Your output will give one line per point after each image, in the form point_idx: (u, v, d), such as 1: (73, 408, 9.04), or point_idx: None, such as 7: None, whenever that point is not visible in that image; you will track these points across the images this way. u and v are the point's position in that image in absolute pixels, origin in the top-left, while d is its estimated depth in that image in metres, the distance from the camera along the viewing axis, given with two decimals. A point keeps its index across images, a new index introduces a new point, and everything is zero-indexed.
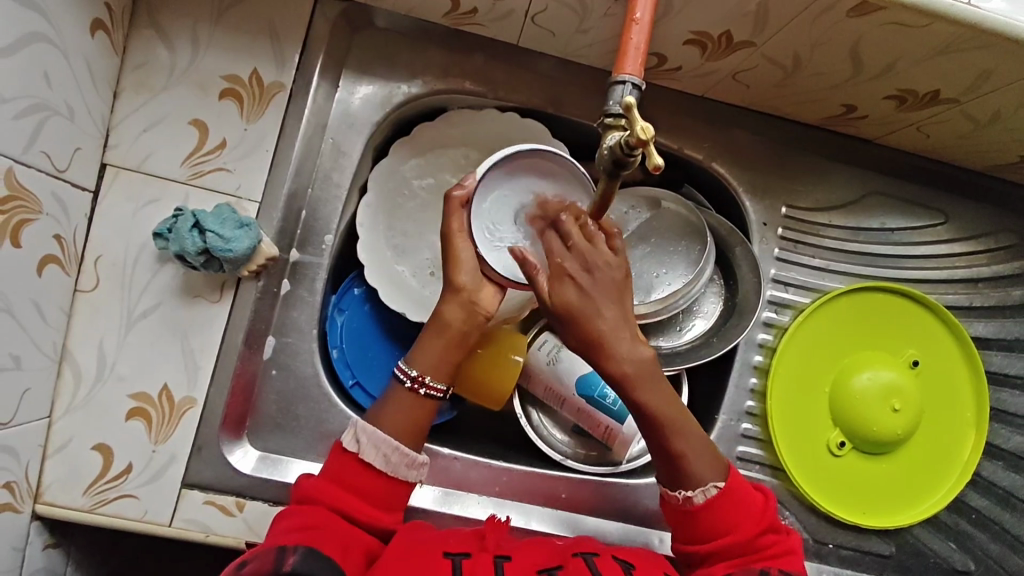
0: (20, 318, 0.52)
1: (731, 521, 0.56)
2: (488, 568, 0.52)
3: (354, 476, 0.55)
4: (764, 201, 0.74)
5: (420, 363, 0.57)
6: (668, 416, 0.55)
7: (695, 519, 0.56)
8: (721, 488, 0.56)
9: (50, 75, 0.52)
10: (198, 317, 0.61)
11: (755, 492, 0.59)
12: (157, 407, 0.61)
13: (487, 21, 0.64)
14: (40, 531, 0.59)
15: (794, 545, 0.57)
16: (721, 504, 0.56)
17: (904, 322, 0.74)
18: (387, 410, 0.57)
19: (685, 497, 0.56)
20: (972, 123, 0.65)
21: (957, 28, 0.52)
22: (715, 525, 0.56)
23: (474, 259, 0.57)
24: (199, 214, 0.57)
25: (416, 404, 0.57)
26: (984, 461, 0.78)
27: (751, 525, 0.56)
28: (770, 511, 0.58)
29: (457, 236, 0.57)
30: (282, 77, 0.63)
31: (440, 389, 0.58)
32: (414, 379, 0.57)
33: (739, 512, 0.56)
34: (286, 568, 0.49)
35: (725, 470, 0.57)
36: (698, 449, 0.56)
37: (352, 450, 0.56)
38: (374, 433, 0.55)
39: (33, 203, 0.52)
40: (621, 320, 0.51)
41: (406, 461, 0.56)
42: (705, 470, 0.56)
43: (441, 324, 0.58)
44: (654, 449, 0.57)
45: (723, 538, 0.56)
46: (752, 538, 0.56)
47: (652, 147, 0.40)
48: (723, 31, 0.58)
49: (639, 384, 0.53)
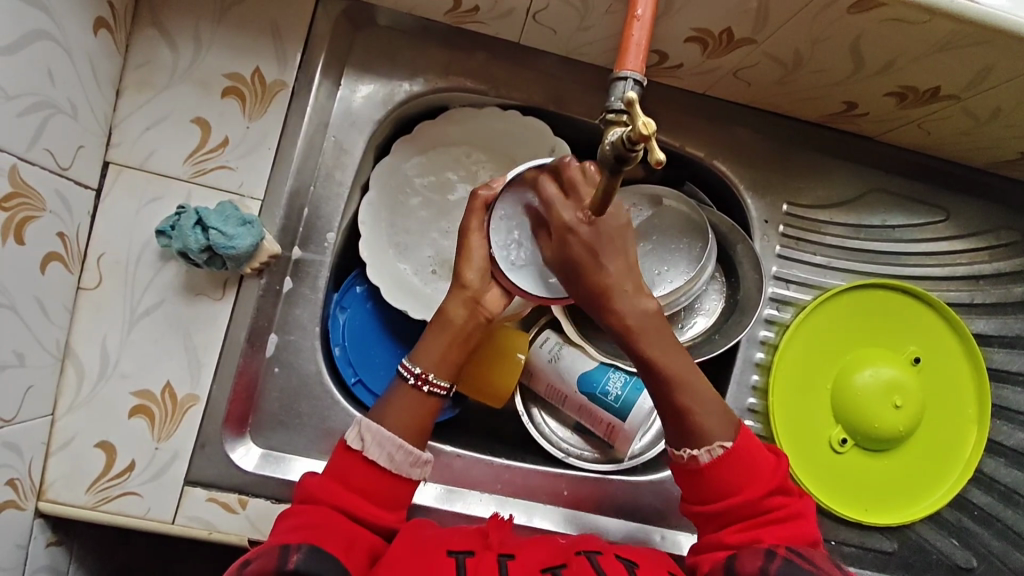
0: (23, 315, 0.53)
1: (738, 481, 0.55)
2: (491, 567, 0.52)
3: (356, 475, 0.55)
4: (765, 199, 0.74)
5: (424, 359, 0.58)
6: (673, 369, 0.55)
7: (702, 479, 0.56)
8: (728, 448, 0.55)
9: (53, 73, 0.52)
10: (200, 315, 0.61)
11: (767, 453, 0.57)
12: (160, 405, 0.61)
13: (488, 19, 0.64)
14: (42, 529, 0.59)
15: (803, 510, 0.56)
16: (729, 464, 0.55)
17: (907, 319, 0.75)
18: (390, 407, 0.57)
19: (690, 456, 0.56)
20: (972, 120, 0.65)
21: (957, 24, 0.52)
22: (722, 485, 0.55)
23: (484, 258, 0.58)
24: (202, 212, 0.57)
25: (418, 402, 0.57)
26: (986, 458, 0.78)
27: (758, 485, 0.55)
28: (780, 474, 0.56)
29: (473, 233, 0.58)
30: (284, 75, 0.63)
31: (443, 387, 0.58)
32: (417, 376, 0.57)
33: (747, 472, 0.55)
34: (289, 567, 0.49)
35: (733, 430, 0.56)
36: (708, 407, 0.56)
37: (357, 448, 0.56)
38: (378, 430, 0.55)
39: (37, 200, 0.52)
40: (626, 271, 0.54)
41: (411, 459, 0.56)
42: (713, 429, 0.56)
43: (444, 320, 0.58)
44: (661, 402, 0.57)
45: (729, 498, 0.55)
46: (759, 499, 0.55)
47: (654, 142, 0.40)
48: (724, 28, 0.58)
49: (644, 335, 0.55)
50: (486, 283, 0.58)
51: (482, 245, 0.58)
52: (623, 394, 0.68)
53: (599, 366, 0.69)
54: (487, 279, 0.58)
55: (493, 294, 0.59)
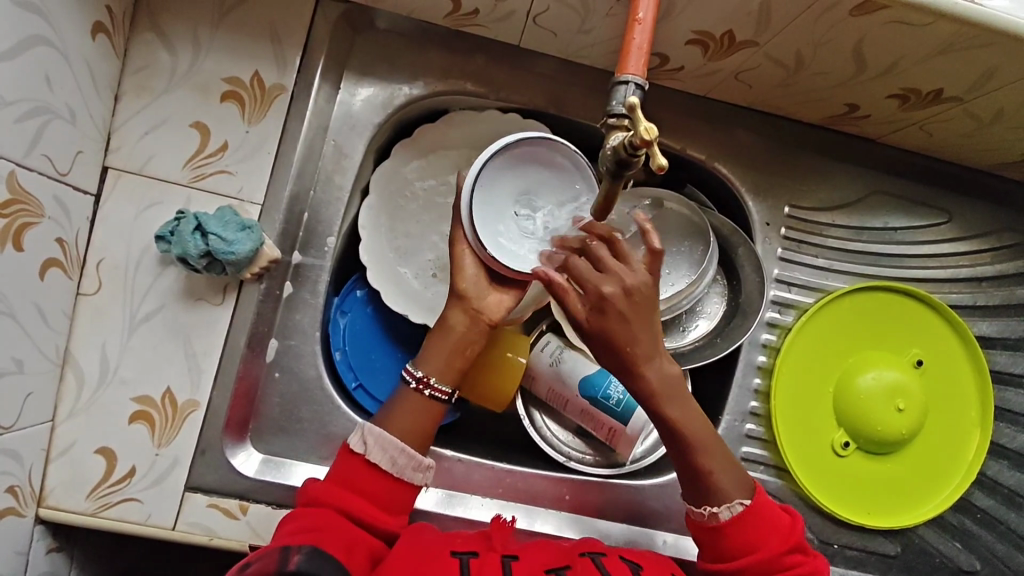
0: (23, 321, 0.52)
1: (756, 540, 0.55)
2: (495, 568, 0.52)
3: (360, 478, 0.55)
4: (767, 201, 0.73)
5: (427, 364, 0.58)
6: (694, 430, 0.55)
7: (720, 536, 0.56)
8: (747, 505, 0.56)
9: (51, 79, 0.52)
10: (200, 320, 0.61)
11: (783, 513, 0.58)
12: (160, 410, 0.60)
13: (488, 22, 0.63)
14: (42, 535, 0.59)
15: (821, 570, 0.56)
16: (748, 523, 0.55)
17: (909, 320, 0.74)
18: (393, 410, 0.58)
19: (710, 514, 0.56)
20: (975, 122, 0.65)
21: (961, 26, 0.51)
22: (740, 544, 0.55)
23: (478, 264, 0.59)
24: (202, 217, 0.57)
25: (423, 406, 0.58)
26: (988, 460, 0.77)
27: (776, 543, 0.55)
28: (798, 533, 0.57)
29: (461, 243, 0.58)
30: (284, 79, 0.63)
31: (446, 392, 0.58)
32: (420, 380, 0.58)
33: (766, 532, 0.55)
34: (290, 567, 0.48)
35: (751, 488, 0.57)
36: (728, 466, 0.56)
37: (360, 452, 0.55)
38: (381, 434, 0.56)
39: (36, 206, 0.52)
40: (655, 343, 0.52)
41: (413, 464, 0.56)
42: (733, 488, 0.56)
43: (446, 328, 0.59)
44: (683, 464, 0.56)
45: (747, 556, 0.55)
46: (777, 557, 0.55)
47: (656, 147, 0.39)
48: (725, 31, 0.57)
49: (664, 399, 0.53)
50: (484, 291, 0.59)
51: (475, 254, 0.59)
52: (625, 398, 0.68)
53: (600, 369, 0.69)
54: (484, 288, 0.59)
55: (493, 302, 0.60)
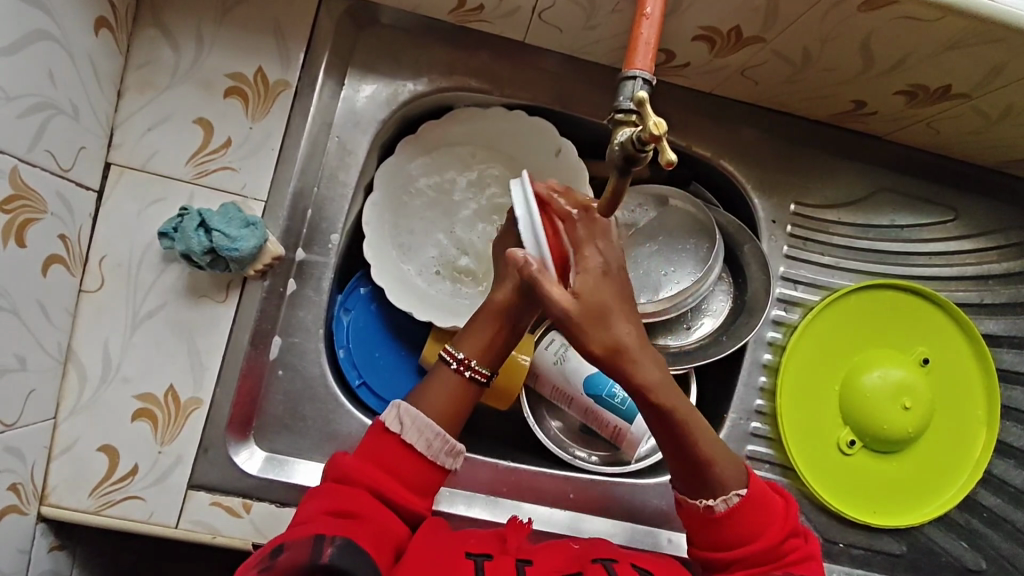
0: (25, 318, 0.52)
1: (756, 529, 0.55)
2: (510, 569, 0.52)
3: (394, 459, 0.55)
4: (772, 198, 0.73)
5: (469, 345, 0.58)
6: (690, 430, 0.55)
7: (718, 526, 0.56)
8: (744, 496, 0.56)
9: (55, 74, 0.51)
10: (204, 317, 0.61)
11: (777, 498, 0.58)
12: (163, 408, 0.60)
13: (492, 18, 0.63)
14: (45, 534, 0.59)
15: (816, 554, 0.57)
16: (745, 514, 0.55)
17: (916, 318, 0.74)
18: (430, 390, 0.57)
19: (706, 505, 0.56)
20: (983, 119, 0.64)
21: (969, 21, 0.51)
22: (738, 532, 0.55)
23: (527, 245, 0.59)
24: (206, 214, 0.57)
25: (461, 388, 0.57)
26: (994, 459, 0.77)
27: (775, 529, 0.55)
28: (793, 516, 0.57)
29: (507, 232, 0.60)
30: (287, 75, 0.62)
31: (485, 373, 0.58)
32: (459, 362, 0.58)
33: (764, 518, 0.56)
34: (323, 560, 0.46)
35: (745, 476, 0.57)
36: (724, 458, 0.56)
37: (395, 431, 0.55)
38: (418, 416, 0.55)
39: (38, 202, 0.51)
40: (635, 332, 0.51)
41: (447, 447, 0.56)
42: (730, 480, 0.56)
43: (492, 306, 0.59)
44: (681, 457, 0.56)
45: (748, 544, 0.55)
46: (777, 544, 0.55)
47: (665, 143, 0.39)
48: (732, 27, 0.57)
49: (651, 384, 0.52)
50: None
51: (522, 237, 0.60)
52: (630, 397, 0.68)
53: None
54: None
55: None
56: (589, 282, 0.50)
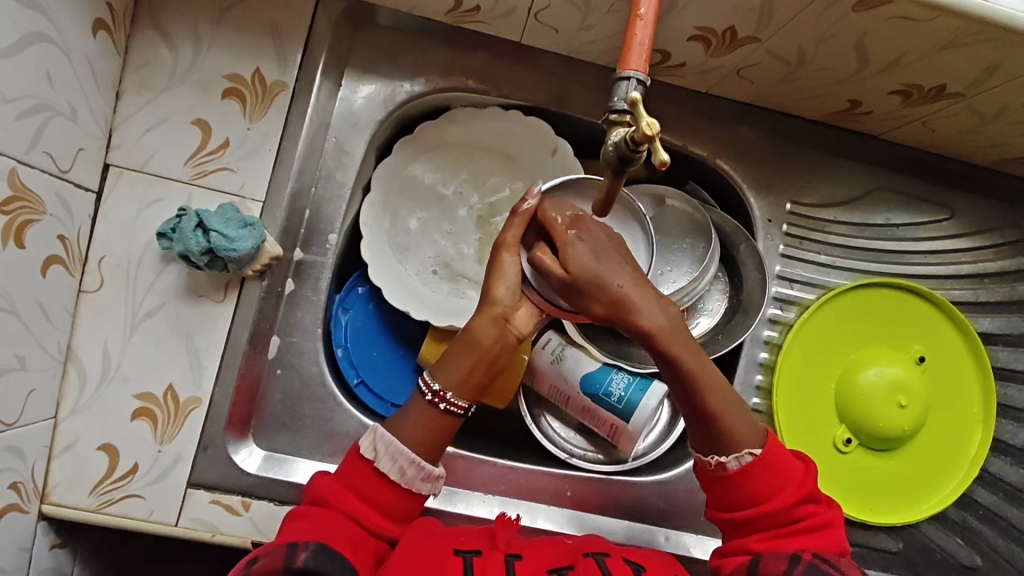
0: (25, 318, 0.53)
1: (767, 489, 0.55)
2: (499, 566, 0.52)
3: (366, 485, 0.54)
4: (769, 198, 0.73)
5: (446, 377, 0.57)
6: (703, 379, 0.55)
7: (730, 485, 0.56)
8: (756, 456, 0.55)
9: (52, 76, 0.52)
10: (203, 317, 0.61)
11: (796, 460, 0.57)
12: (162, 407, 0.61)
13: (489, 19, 0.63)
14: (46, 531, 0.59)
15: (833, 521, 0.56)
16: (758, 472, 0.55)
17: (912, 316, 0.74)
18: (405, 418, 0.57)
19: (718, 463, 0.56)
20: (978, 117, 0.65)
21: (963, 22, 0.51)
22: (752, 492, 0.55)
23: (519, 274, 0.58)
24: (203, 214, 0.57)
25: (436, 420, 0.56)
26: (990, 457, 0.77)
27: (786, 494, 0.55)
28: (810, 481, 0.56)
29: (508, 249, 0.57)
30: (285, 76, 0.63)
31: (462, 407, 0.57)
32: (435, 394, 0.56)
33: (776, 483, 0.55)
34: (297, 565, 0.48)
35: (762, 438, 0.56)
36: (737, 414, 0.56)
37: (369, 458, 0.55)
38: (392, 443, 0.55)
39: (37, 204, 0.52)
40: (636, 282, 0.54)
41: (422, 474, 0.55)
42: (743, 437, 0.56)
43: (471, 338, 0.57)
44: (689, 410, 0.56)
45: (759, 507, 0.55)
46: (789, 508, 0.55)
47: (658, 143, 0.39)
48: (727, 27, 0.57)
49: (669, 340, 0.54)
50: (518, 301, 0.58)
51: (515, 263, 0.58)
52: (626, 395, 0.67)
53: (602, 366, 0.69)
54: (518, 297, 0.58)
55: (521, 315, 0.58)
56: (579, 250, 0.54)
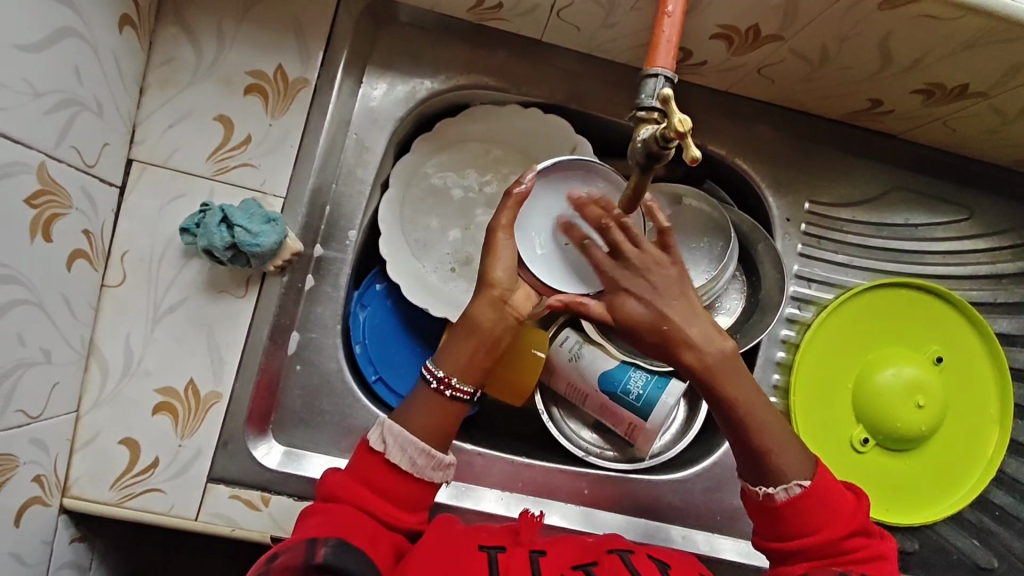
0: (51, 311, 0.53)
1: (820, 520, 0.55)
2: (523, 561, 0.52)
3: (378, 477, 0.55)
4: (787, 197, 0.73)
5: (449, 363, 0.57)
6: (756, 412, 0.56)
7: (779, 518, 0.56)
8: (806, 487, 0.55)
9: (80, 70, 0.52)
10: (224, 312, 0.62)
11: (847, 492, 0.57)
12: (184, 402, 0.61)
13: (510, 16, 0.63)
14: (67, 525, 0.59)
15: (883, 554, 0.55)
16: (809, 505, 0.55)
17: (930, 317, 0.74)
18: (413, 408, 0.57)
19: (767, 493, 0.56)
20: (999, 118, 0.64)
21: (990, 21, 0.51)
22: (800, 523, 0.55)
23: (513, 256, 0.58)
24: (227, 209, 0.57)
25: (442, 406, 0.57)
26: (1007, 458, 0.77)
27: (837, 526, 0.55)
28: (860, 514, 0.56)
29: (502, 231, 0.57)
30: (307, 73, 0.63)
31: (467, 392, 0.57)
32: (439, 381, 0.57)
33: (827, 513, 0.55)
34: (317, 560, 0.48)
35: (812, 468, 0.56)
36: (787, 445, 0.56)
37: (379, 450, 0.55)
38: (400, 433, 0.55)
39: (64, 198, 0.52)
40: (689, 312, 0.55)
41: (433, 463, 0.55)
42: (791, 469, 0.56)
43: (471, 324, 0.57)
44: (738, 444, 0.57)
45: (812, 536, 0.54)
46: (838, 540, 0.54)
47: (689, 139, 0.40)
48: (751, 25, 0.57)
49: (721, 377, 0.55)
50: (514, 282, 0.58)
51: (509, 244, 0.58)
52: (644, 393, 0.67)
53: (621, 364, 0.69)
54: (514, 278, 0.58)
55: (520, 296, 0.58)
56: (643, 283, 0.56)
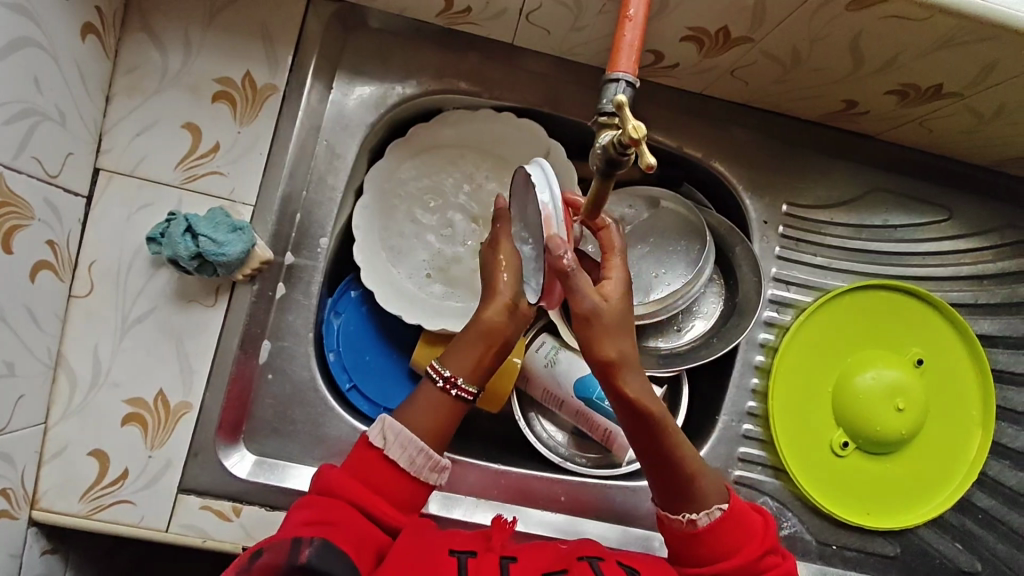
0: (13, 323, 0.52)
1: (731, 546, 0.55)
2: (493, 567, 0.51)
3: (374, 475, 0.54)
4: (765, 199, 0.73)
5: (458, 365, 0.57)
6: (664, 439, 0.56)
7: (696, 540, 0.56)
8: (725, 510, 0.57)
9: (40, 80, 0.51)
10: (193, 322, 0.61)
11: (755, 513, 0.58)
12: (153, 412, 0.60)
13: (480, 20, 0.63)
14: (36, 538, 0.59)
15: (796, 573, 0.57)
16: (725, 529, 0.56)
17: (908, 319, 0.73)
18: (417, 406, 0.57)
19: (688, 520, 0.56)
20: (976, 117, 0.64)
21: (960, 21, 0.51)
22: (716, 546, 0.55)
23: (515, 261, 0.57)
24: (192, 219, 0.57)
25: (447, 405, 0.57)
26: (989, 460, 0.76)
27: (754, 544, 0.55)
28: (772, 534, 0.57)
29: (503, 241, 0.58)
30: (275, 79, 0.62)
31: (471, 392, 0.57)
32: (447, 380, 0.57)
33: (743, 533, 0.56)
34: (300, 561, 0.47)
35: (727, 494, 0.58)
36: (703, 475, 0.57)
37: (379, 446, 0.55)
38: (402, 431, 0.55)
39: (25, 209, 0.52)
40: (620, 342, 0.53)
41: (431, 463, 0.55)
42: (711, 493, 0.57)
43: (482, 324, 0.57)
44: (653, 469, 0.57)
45: (725, 559, 0.55)
46: (756, 559, 0.55)
47: (645, 146, 0.39)
48: (720, 27, 0.57)
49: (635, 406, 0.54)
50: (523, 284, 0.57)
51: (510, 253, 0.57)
52: None
53: None
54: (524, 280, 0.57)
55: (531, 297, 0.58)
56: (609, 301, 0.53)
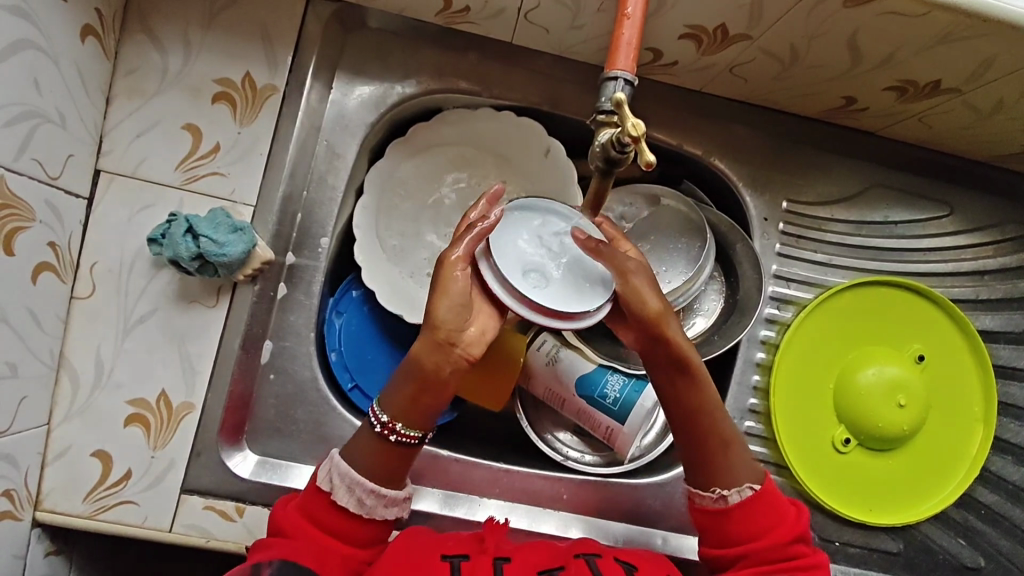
0: (15, 325, 0.52)
1: (762, 526, 0.56)
2: (487, 570, 0.51)
3: (324, 515, 0.53)
4: (765, 196, 0.73)
5: (394, 409, 0.53)
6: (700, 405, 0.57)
7: (723, 520, 0.56)
8: (757, 490, 0.56)
9: (40, 82, 0.52)
10: (195, 323, 0.61)
11: (790, 504, 0.58)
12: (155, 412, 0.60)
13: (479, 20, 0.63)
14: (40, 539, 0.59)
15: (825, 564, 0.56)
16: (757, 508, 0.56)
17: (910, 315, 0.73)
18: (360, 450, 0.54)
19: (719, 496, 0.56)
20: (975, 113, 0.64)
21: (958, 17, 0.51)
22: (744, 528, 0.56)
23: (467, 288, 0.52)
24: (193, 220, 0.57)
25: (387, 451, 0.53)
26: (991, 455, 0.77)
27: (782, 530, 0.55)
28: (804, 523, 0.57)
29: (455, 262, 0.52)
30: (275, 79, 0.63)
31: (415, 437, 0.53)
32: (385, 426, 0.53)
33: (772, 518, 0.56)
34: None
35: (761, 475, 0.58)
36: (737, 450, 0.58)
37: (327, 488, 0.53)
38: (347, 474, 0.53)
39: (26, 211, 0.52)
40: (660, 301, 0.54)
41: (384, 500, 0.54)
42: (743, 471, 0.57)
43: (414, 367, 0.52)
44: (689, 438, 0.58)
45: (750, 543, 0.55)
46: (783, 544, 0.55)
47: (644, 144, 0.40)
48: (718, 24, 0.57)
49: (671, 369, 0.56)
50: (463, 319, 0.52)
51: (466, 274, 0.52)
52: (621, 397, 0.67)
53: (597, 368, 0.69)
54: (463, 313, 0.52)
55: (472, 331, 0.53)
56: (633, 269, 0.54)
